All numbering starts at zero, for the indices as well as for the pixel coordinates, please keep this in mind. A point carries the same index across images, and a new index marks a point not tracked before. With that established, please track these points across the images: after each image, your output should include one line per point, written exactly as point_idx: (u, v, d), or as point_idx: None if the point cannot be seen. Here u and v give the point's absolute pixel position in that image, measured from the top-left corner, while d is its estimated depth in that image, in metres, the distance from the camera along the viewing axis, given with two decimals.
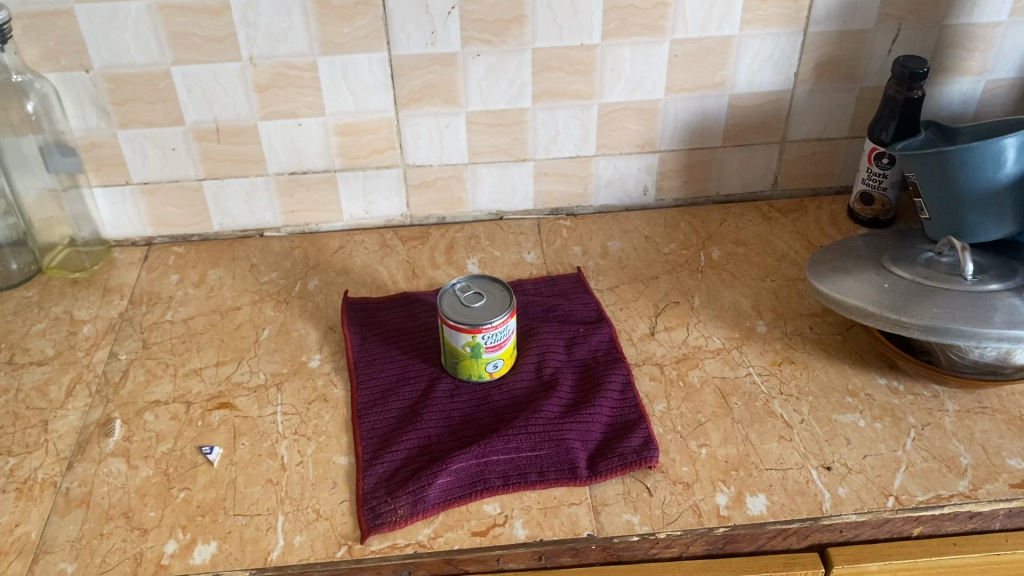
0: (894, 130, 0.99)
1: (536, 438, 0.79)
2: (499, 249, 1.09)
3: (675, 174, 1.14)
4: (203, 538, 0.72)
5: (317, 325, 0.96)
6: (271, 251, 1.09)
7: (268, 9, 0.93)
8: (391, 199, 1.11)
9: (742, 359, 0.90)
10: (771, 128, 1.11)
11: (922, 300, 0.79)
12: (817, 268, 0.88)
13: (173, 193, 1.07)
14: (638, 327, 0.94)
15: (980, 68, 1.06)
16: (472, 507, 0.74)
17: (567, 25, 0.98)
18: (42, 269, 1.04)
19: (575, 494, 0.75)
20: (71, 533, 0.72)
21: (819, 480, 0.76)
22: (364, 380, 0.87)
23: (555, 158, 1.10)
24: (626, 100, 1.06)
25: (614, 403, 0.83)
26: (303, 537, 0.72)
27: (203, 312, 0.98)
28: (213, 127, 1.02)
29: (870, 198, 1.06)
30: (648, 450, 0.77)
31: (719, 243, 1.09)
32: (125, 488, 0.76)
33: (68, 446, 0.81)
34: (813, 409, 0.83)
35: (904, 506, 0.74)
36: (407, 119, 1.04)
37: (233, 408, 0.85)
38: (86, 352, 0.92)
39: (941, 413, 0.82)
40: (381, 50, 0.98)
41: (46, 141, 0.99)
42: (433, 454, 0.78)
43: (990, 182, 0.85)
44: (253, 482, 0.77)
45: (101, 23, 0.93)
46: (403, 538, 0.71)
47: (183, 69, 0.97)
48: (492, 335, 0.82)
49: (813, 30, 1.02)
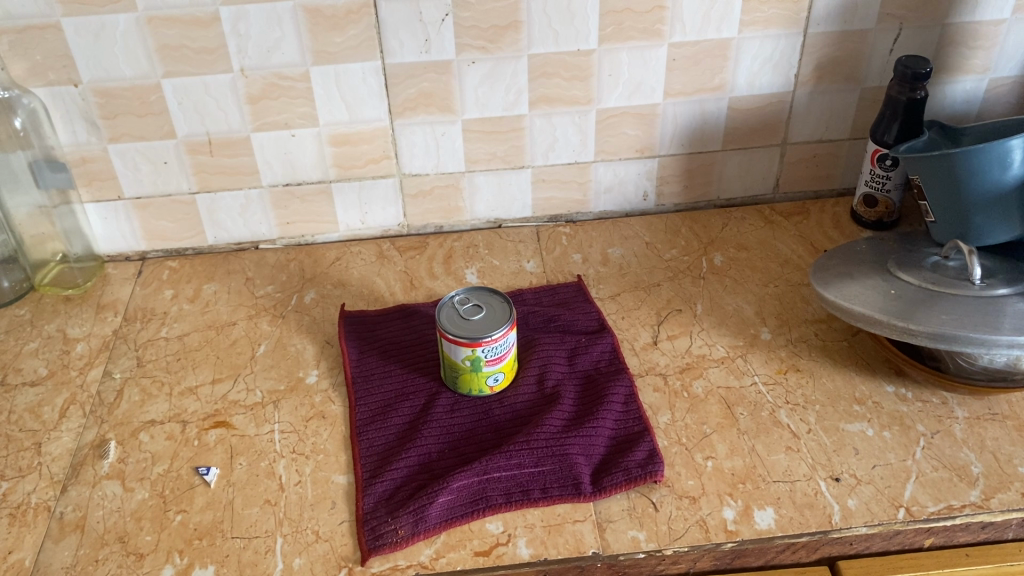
0: (897, 131, 0.97)
1: (538, 453, 0.77)
2: (498, 258, 1.07)
3: (675, 178, 1.12)
4: (201, 562, 0.70)
5: (314, 340, 0.94)
6: (267, 264, 1.08)
7: (258, 20, 0.92)
8: (388, 208, 1.10)
9: (747, 368, 0.88)
10: (772, 131, 1.09)
11: (929, 307, 0.77)
12: (821, 274, 0.87)
13: (166, 207, 1.06)
14: (641, 336, 0.93)
15: (984, 67, 1.05)
16: (474, 527, 0.72)
17: (563, 31, 0.97)
18: (34, 286, 1.03)
19: (579, 510, 0.74)
20: (65, 559, 0.71)
21: (828, 492, 0.74)
22: (363, 396, 0.86)
23: (553, 164, 1.08)
24: (625, 105, 1.04)
25: (618, 416, 0.82)
26: (302, 560, 0.70)
27: (198, 328, 0.97)
28: (205, 140, 1.00)
29: (873, 200, 1.05)
30: (652, 464, 0.76)
31: (721, 248, 1.07)
32: (120, 512, 0.75)
33: (62, 469, 0.79)
34: (820, 419, 0.82)
35: (915, 517, 0.72)
36: (402, 128, 1.02)
37: (230, 427, 0.83)
38: (80, 371, 0.91)
39: (950, 420, 0.81)
40: (374, 59, 0.96)
41: (36, 157, 0.98)
42: (434, 472, 0.77)
43: (997, 184, 0.83)
44: (251, 504, 0.75)
45: (89, 36, 0.91)
46: (404, 560, 0.70)
47: (174, 82, 0.95)
48: (491, 349, 0.80)
49: (813, 31, 1.01)
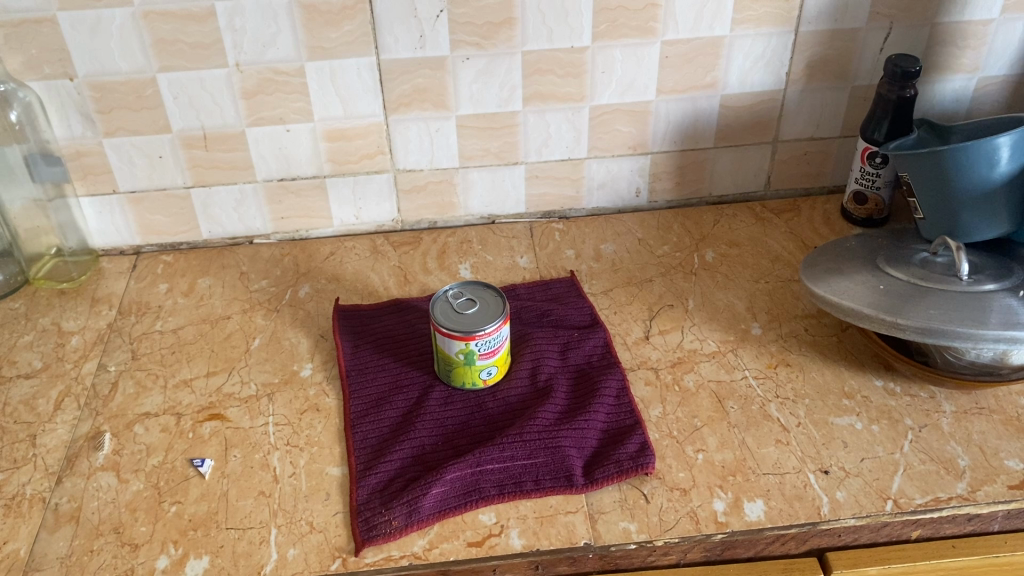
0: (887, 129, 0.98)
1: (531, 446, 0.78)
2: (491, 253, 1.08)
3: (667, 175, 1.13)
4: (196, 553, 0.71)
5: (308, 334, 0.95)
6: (261, 258, 1.08)
7: (255, 14, 0.92)
8: (382, 204, 1.10)
9: (737, 362, 0.89)
10: (763, 128, 1.10)
11: (917, 302, 0.78)
12: (811, 270, 0.88)
13: (160, 201, 1.06)
14: (633, 331, 0.94)
15: (973, 66, 1.06)
16: (467, 518, 0.73)
17: (556, 27, 0.98)
18: (29, 279, 1.03)
19: (571, 502, 0.74)
20: (60, 549, 0.71)
21: (816, 484, 0.75)
22: (357, 389, 0.86)
23: (546, 161, 1.09)
24: (618, 102, 1.05)
25: (610, 408, 0.83)
26: (296, 551, 0.71)
27: (193, 321, 0.97)
28: (201, 134, 1.01)
29: (863, 198, 1.06)
30: (644, 456, 0.76)
31: (714, 245, 1.08)
32: (115, 503, 0.75)
33: (57, 460, 0.80)
34: (810, 413, 0.83)
35: (903, 509, 0.73)
36: (396, 123, 1.03)
37: (224, 419, 0.83)
38: (75, 364, 0.91)
39: (938, 414, 0.82)
40: (370, 55, 0.97)
41: (31, 150, 0.98)
42: (428, 464, 0.77)
43: (985, 181, 0.85)
44: (245, 495, 0.75)
45: (85, 30, 0.91)
46: (399, 550, 0.70)
47: (170, 77, 0.96)
48: (485, 342, 0.81)
49: (805, 30, 1.02)
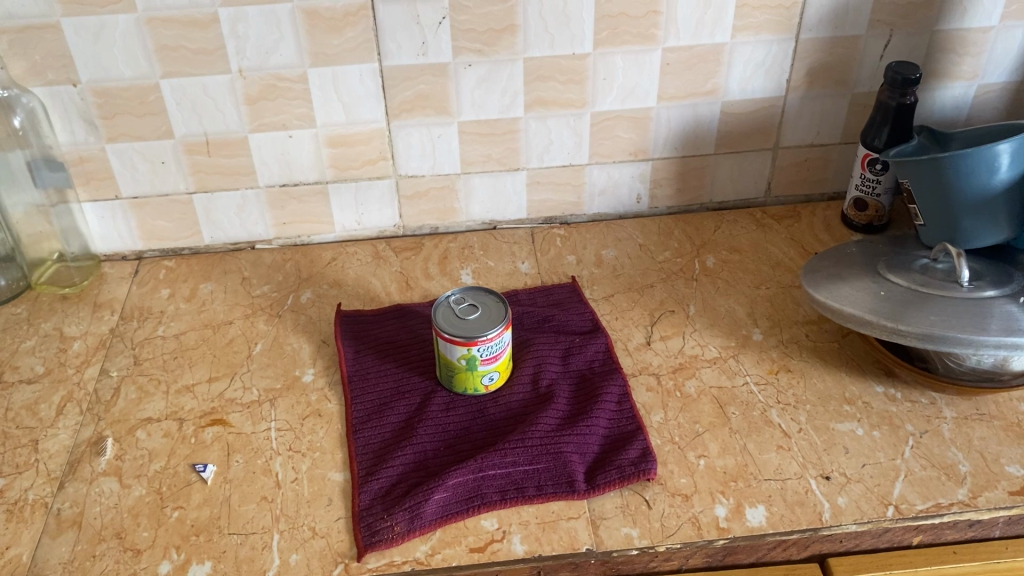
0: (887, 135, 0.99)
1: (533, 451, 0.78)
2: (493, 259, 1.09)
3: (668, 181, 1.14)
4: (198, 558, 0.71)
5: (310, 339, 0.95)
6: (263, 263, 1.09)
7: (258, 21, 0.93)
8: (384, 209, 1.11)
9: (739, 368, 0.89)
10: (764, 134, 1.11)
11: (918, 308, 0.79)
12: (812, 276, 0.88)
13: (162, 207, 1.06)
14: (634, 336, 0.94)
15: (972, 73, 1.07)
16: (469, 523, 0.73)
17: (558, 34, 0.98)
18: (31, 285, 1.03)
19: (573, 507, 0.74)
20: (63, 554, 0.71)
21: (818, 490, 0.75)
22: (358, 394, 0.86)
23: (547, 167, 1.10)
24: (619, 108, 1.05)
25: (612, 414, 0.83)
26: (299, 556, 0.71)
27: (195, 327, 0.97)
28: (203, 140, 1.01)
29: (863, 204, 1.06)
30: (645, 462, 0.77)
31: (715, 251, 1.08)
32: (117, 508, 0.75)
33: (59, 465, 0.80)
34: (811, 418, 0.83)
35: (904, 515, 0.73)
36: (398, 129, 1.03)
37: (226, 424, 0.84)
38: (77, 369, 0.91)
39: (939, 420, 0.82)
40: (373, 61, 0.97)
41: (34, 156, 0.99)
42: (430, 470, 0.77)
43: (985, 187, 0.85)
44: (248, 500, 0.76)
45: (89, 36, 0.92)
46: (400, 556, 0.70)
47: (172, 83, 0.96)
48: (487, 348, 0.81)
49: (805, 37, 1.02)
